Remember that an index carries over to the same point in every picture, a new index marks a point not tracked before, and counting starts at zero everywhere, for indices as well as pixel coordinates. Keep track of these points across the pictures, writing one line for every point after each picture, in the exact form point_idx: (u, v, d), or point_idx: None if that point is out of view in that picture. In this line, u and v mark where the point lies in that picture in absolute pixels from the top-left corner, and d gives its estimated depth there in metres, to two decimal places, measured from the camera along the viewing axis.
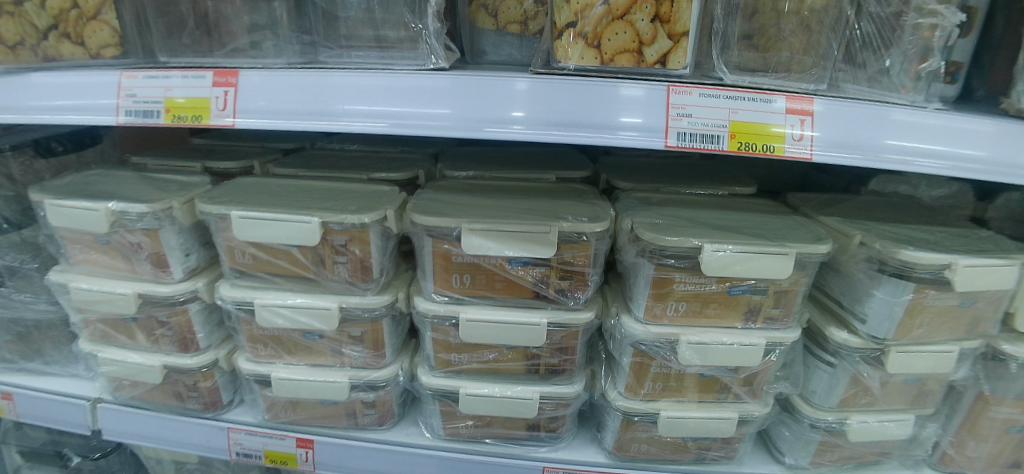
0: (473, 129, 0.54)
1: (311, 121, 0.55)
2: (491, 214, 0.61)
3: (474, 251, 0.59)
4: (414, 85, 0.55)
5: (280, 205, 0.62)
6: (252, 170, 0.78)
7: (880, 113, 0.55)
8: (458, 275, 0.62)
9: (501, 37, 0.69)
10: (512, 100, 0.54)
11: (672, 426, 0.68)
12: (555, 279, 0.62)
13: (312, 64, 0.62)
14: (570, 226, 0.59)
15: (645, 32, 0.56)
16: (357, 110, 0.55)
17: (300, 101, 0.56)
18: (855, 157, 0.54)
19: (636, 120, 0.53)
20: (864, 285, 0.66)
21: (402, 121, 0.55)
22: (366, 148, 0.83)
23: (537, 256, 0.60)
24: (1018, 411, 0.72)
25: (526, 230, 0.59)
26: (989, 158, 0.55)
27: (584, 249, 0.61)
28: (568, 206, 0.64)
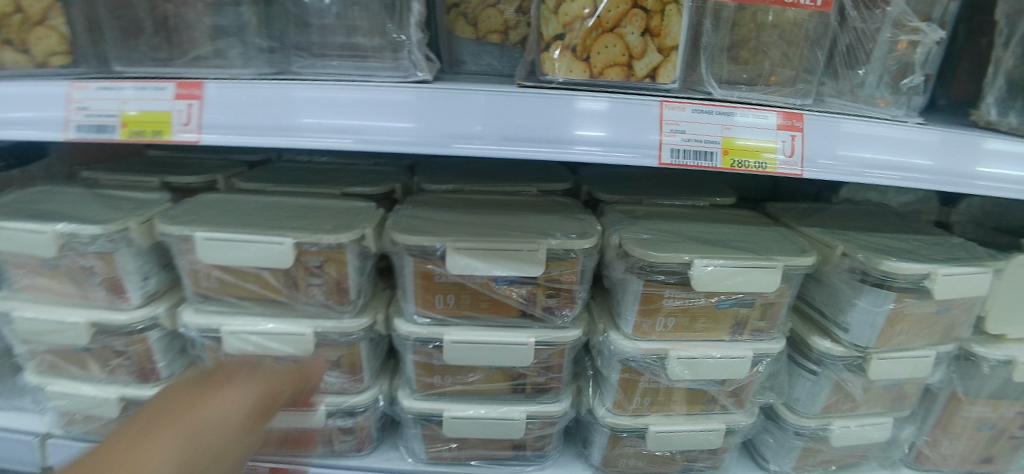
0: (438, 145, 0.52)
1: (274, 137, 0.52)
2: (475, 232, 0.58)
3: (462, 272, 0.56)
4: (380, 97, 0.52)
5: (251, 226, 0.58)
6: (215, 185, 0.73)
7: (862, 129, 0.56)
8: (442, 295, 0.59)
9: (481, 47, 0.67)
10: (473, 114, 0.52)
11: (661, 440, 0.67)
12: (543, 297, 0.60)
13: (283, 74, 0.58)
14: (559, 242, 0.57)
15: (635, 46, 0.55)
16: (322, 126, 0.51)
17: (265, 115, 0.52)
18: (820, 170, 0.55)
19: (598, 134, 0.52)
20: (846, 295, 0.66)
21: (364, 136, 0.51)
22: (335, 160, 0.79)
23: (524, 275, 0.57)
24: (990, 409, 0.75)
25: (514, 249, 0.56)
26: (938, 167, 0.57)
27: (573, 266, 0.59)
28: (554, 222, 0.62)
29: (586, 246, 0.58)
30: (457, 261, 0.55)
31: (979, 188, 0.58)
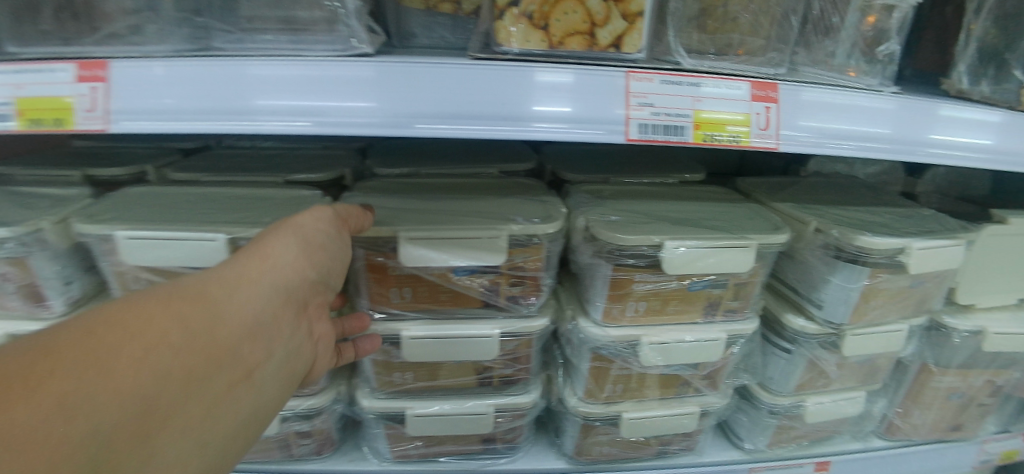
0: (402, 125, 0.46)
1: (228, 124, 0.45)
2: (431, 219, 0.54)
3: (415, 264, 0.52)
4: (338, 74, 0.46)
5: (179, 221, 0.53)
6: (144, 176, 0.66)
7: (843, 99, 0.53)
8: (398, 288, 0.55)
9: (432, 18, 0.63)
10: (426, 89, 0.46)
11: (634, 427, 0.65)
12: (507, 286, 0.56)
13: (206, 51, 0.51)
14: (520, 227, 0.53)
15: (597, 12, 0.50)
16: (278, 109, 0.45)
17: (208, 96, 0.46)
18: (810, 135, 0.52)
19: (565, 109, 0.47)
20: (819, 272, 0.64)
21: (322, 117, 0.46)
22: (280, 145, 0.74)
23: (485, 264, 0.53)
24: (958, 378, 0.76)
25: (472, 236, 0.52)
26: (908, 136, 0.55)
27: (537, 252, 0.55)
28: (516, 205, 0.58)
29: (551, 230, 0.54)
30: (410, 251, 0.51)
31: (933, 155, 0.57)
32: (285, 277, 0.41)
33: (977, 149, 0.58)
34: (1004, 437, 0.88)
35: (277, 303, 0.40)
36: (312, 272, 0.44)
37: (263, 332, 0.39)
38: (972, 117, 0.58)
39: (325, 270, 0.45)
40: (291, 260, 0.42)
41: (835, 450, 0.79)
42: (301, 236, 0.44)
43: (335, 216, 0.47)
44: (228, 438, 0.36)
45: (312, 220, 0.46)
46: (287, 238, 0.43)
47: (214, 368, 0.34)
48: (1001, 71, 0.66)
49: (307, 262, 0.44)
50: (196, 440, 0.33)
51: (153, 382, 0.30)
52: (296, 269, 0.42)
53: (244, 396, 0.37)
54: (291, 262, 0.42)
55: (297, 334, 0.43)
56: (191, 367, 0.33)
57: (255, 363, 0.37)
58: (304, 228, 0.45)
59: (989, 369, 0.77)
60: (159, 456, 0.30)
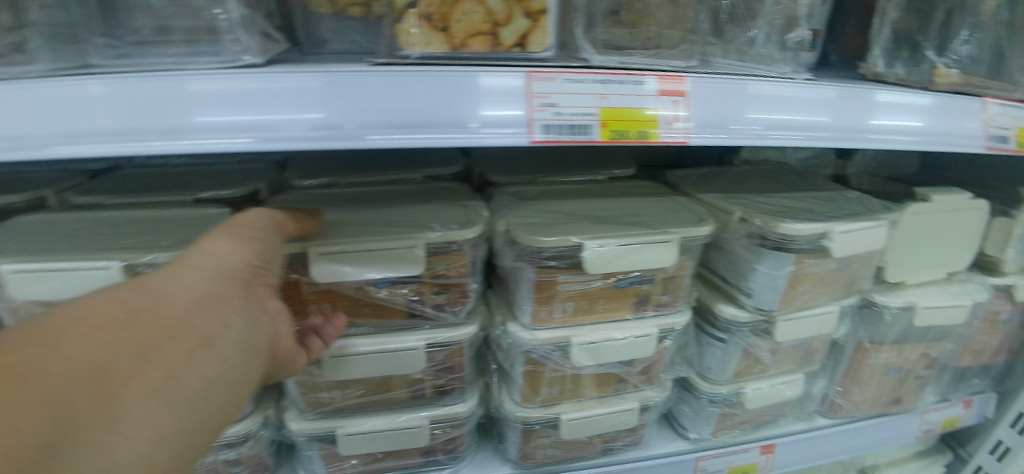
0: (350, 138, 0.43)
1: (162, 143, 0.40)
2: (344, 231, 0.51)
3: (331, 280, 0.50)
4: (284, 85, 0.41)
5: (73, 250, 0.50)
6: (45, 202, 0.63)
7: (748, 87, 0.52)
8: (316, 306, 0.53)
9: (342, 23, 0.60)
10: (312, 99, 0.42)
11: (574, 428, 0.65)
12: (431, 295, 0.55)
13: (84, 68, 0.47)
14: (437, 235, 0.51)
15: (498, 11, 0.48)
16: (217, 125, 0.40)
17: (141, 115, 0.40)
18: (726, 136, 0.52)
19: (513, 114, 0.46)
20: (746, 261, 0.64)
21: (268, 134, 0.41)
22: (195, 162, 0.73)
23: (403, 274, 0.52)
24: (893, 354, 0.78)
25: (387, 247, 0.50)
26: (835, 123, 0.56)
27: (459, 259, 0.54)
28: (435, 212, 0.57)
29: (471, 235, 0.53)
30: (323, 266, 0.49)
31: (876, 141, 0.58)
32: (226, 260, 0.40)
33: (913, 133, 0.59)
34: (944, 407, 0.90)
35: (225, 280, 0.39)
36: (259, 256, 0.42)
37: (214, 303, 0.37)
38: (908, 102, 0.59)
39: (272, 256, 0.44)
40: (230, 245, 0.41)
41: (779, 433, 0.80)
42: (237, 230, 0.43)
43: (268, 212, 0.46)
44: (200, 412, 0.33)
45: (249, 217, 0.44)
46: (224, 233, 0.42)
47: (165, 337, 0.32)
48: (914, 52, 0.66)
49: (251, 246, 0.42)
50: (161, 411, 0.30)
51: (97, 351, 0.29)
52: (239, 251, 0.41)
53: (208, 364, 0.34)
54: (231, 248, 0.41)
55: (254, 312, 0.40)
56: (143, 334, 0.31)
57: (211, 330, 0.35)
58: (241, 224, 0.44)
59: (923, 343, 0.79)
60: (124, 419, 0.28)
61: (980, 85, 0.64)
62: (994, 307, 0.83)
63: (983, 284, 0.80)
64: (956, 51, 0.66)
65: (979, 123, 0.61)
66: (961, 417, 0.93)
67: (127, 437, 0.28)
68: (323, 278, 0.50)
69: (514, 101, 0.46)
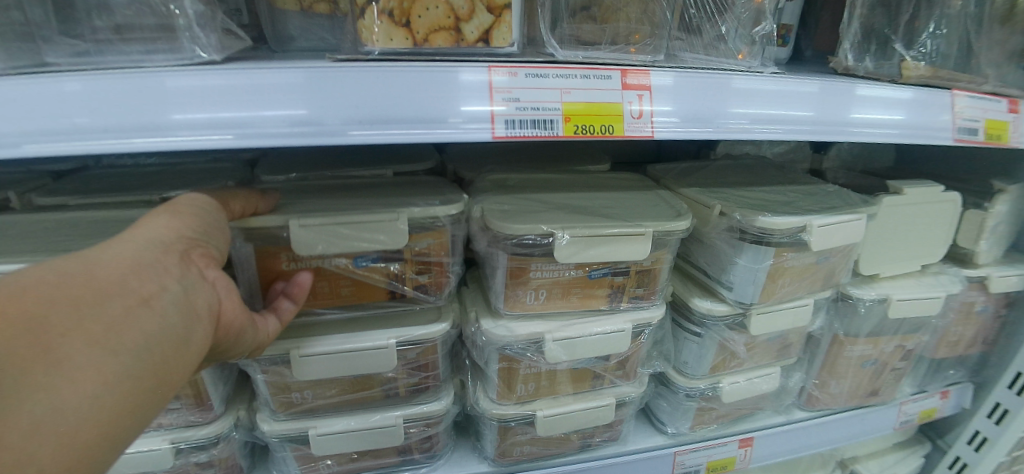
0: (333, 134, 0.43)
1: (130, 141, 0.39)
2: (323, 208, 0.51)
3: (309, 252, 0.49)
4: (264, 82, 0.41)
5: (32, 251, 0.49)
6: (8, 204, 0.62)
7: (719, 82, 0.52)
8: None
9: (309, 20, 0.60)
10: (277, 97, 0.41)
11: (550, 425, 0.64)
12: (412, 274, 0.54)
13: (39, 66, 0.47)
14: (418, 210, 0.51)
15: (460, 6, 0.47)
16: (196, 122, 0.40)
17: (121, 114, 0.39)
18: (706, 131, 0.52)
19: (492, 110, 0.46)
20: (728, 254, 0.64)
21: (248, 130, 0.41)
22: (164, 161, 0.72)
23: (385, 249, 0.51)
24: (869, 346, 0.78)
25: (368, 217, 0.50)
26: (816, 117, 0.56)
27: (441, 237, 0.53)
28: (415, 195, 0.56)
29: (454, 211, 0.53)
30: (303, 235, 0.49)
31: (855, 135, 0.58)
32: (167, 228, 0.37)
33: (894, 127, 0.60)
34: (920, 398, 0.91)
35: (170, 243, 0.36)
36: (204, 226, 0.40)
37: (156, 265, 0.34)
38: (888, 95, 0.59)
39: (218, 228, 0.41)
40: (171, 216, 0.38)
41: (757, 427, 0.81)
42: (179, 206, 0.40)
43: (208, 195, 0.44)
44: (143, 372, 0.31)
45: (190, 195, 0.42)
46: (165, 208, 0.40)
47: (100, 296, 0.30)
48: (883, 46, 0.67)
49: (193, 216, 0.40)
50: (100, 363, 0.28)
51: (28, 308, 0.27)
52: (182, 221, 0.38)
53: (151, 323, 0.31)
54: (173, 217, 0.38)
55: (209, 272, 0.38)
56: (77, 290, 0.29)
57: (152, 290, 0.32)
58: (182, 201, 0.41)
59: (898, 335, 0.80)
60: (57, 373, 0.26)
61: (949, 78, 0.64)
62: (968, 299, 0.83)
63: (956, 276, 0.80)
64: (922, 44, 0.66)
65: (948, 117, 0.62)
66: (938, 408, 0.94)
67: (63, 391, 0.26)
68: (301, 251, 0.49)
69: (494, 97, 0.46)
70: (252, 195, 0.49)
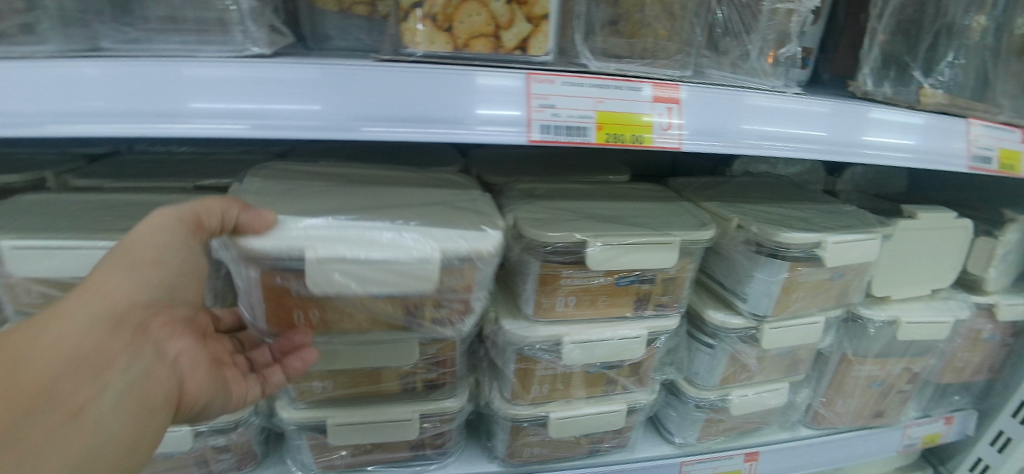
0: (347, 129, 0.44)
1: (157, 127, 0.41)
2: (344, 235, 0.45)
3: (324, 291, 0.44)
4: (282, 76, 0.43)
5: (72, 230, 0.50)
6: (43, 183, 0.64)
7: (735, 98, 0.54)
8: (302, 312, 0.48)
9: (347, 20, 0.61)
10: (299, 93, 0.43)
11: (562, 426, 0.65)
12: (431, 311, 0.49)
13: (95, 51, 0.48)
14: (450, 246, 0.46)
15: (501, 15, 0.49)
16: (213, 111, 0.41)
17: (140, 98, 0.41)
18: (718, 144, 0.53)
19: (511, 113, 0.47)
20: (744, 266, 0.66)
21: (266, 122, 0.43)
22: (195, 150, 0.73)
23: (406, 289, 0.46)
24: (877, 367, 0.79)
25: (394, 258, 0.44)
26: (828, 137, 0.57)
27: (470, 275, 0.48)
28: (447, 217, 0.51)
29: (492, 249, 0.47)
30: (320, 272, 0.43)
31: (867, 156, 0.59)
32: (110, 304, 0.38)
33: (906, 151, 0.61)
34: (925, 422, 0.91)
35: (110, 323, 0.37)
36: (153, 286, 0.41)
37: (93, 361, 0.35)
38: (902, 120, 0.61)
39: (168, 284, 0.42)
40: (115, 281, 0.39)
41: (763, 441, 0.81)
42: (124, 259, 0.40)
43: (171, 222, 0.42)
44: None
45: (143, 233, 0.41)
46: (108, 264, 0.39)
47: (28, 413, 0.31)
48: (902, 72, 0.68)
49: (143, 275, 0.40)
50: None
51: None
52: (128, 286, 0.39)
53: (79, 437, 0.33)
54: (120, 283, 0.39)
55: (150, 358, 0.39)
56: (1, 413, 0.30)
57: (85, 397, 0.34)
58: (138, 243, 0.41)
59: (905, 357, 0.81)
60: None
61: (964, 106, 0.67)
62: (975, 325, 0.84)
63: (965, 301, 0.81)
64: (941, 72, 0.68)
65: (962, 144, 0.63)
66: (942, 433, 0.94)
67: None
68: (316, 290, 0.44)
69: (513, 102, 0.48)
70: (223, 203, 0.43)
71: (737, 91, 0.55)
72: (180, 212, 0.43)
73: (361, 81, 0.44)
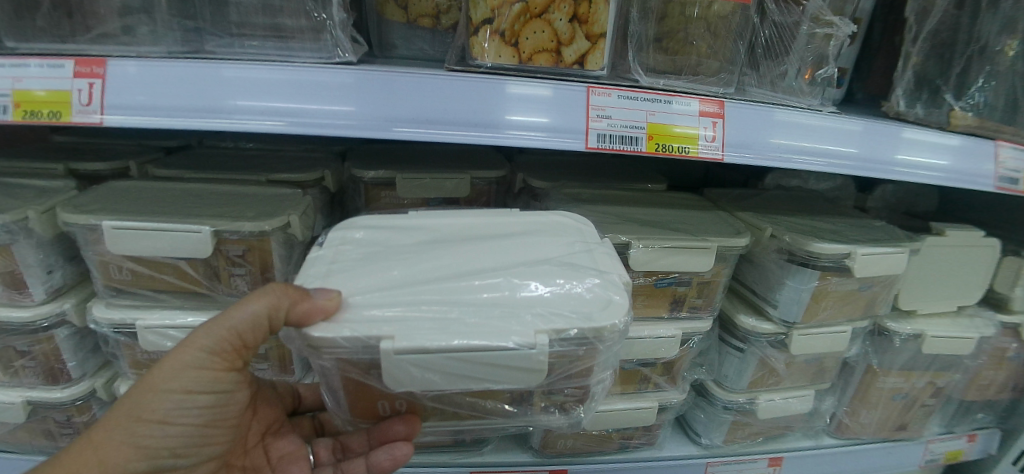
0: (381, 128, 0.50)
1: (207, 120, 0.49)
2: (432, 321, 0.39)
3: (406, 386, 0.39)
4: (316, 79, 0.50)
5: (165, 214, 0.55)
6: (127, 172, 0.70)
7: (763, 114, 0.58)
8: (387, 401, 0.45)
9: (412, 31, 0.66)
10: (336, 95, 0.50)
11: (597, 420, 0.69)
12: (542, 395, 0.47)
13: (197, 54, 0.55)
14: (563, 327, 0.39)
15: (563, 32, 0.54)
16: (252, 108, 0.49)
17: (182, 96, 0.49)
18: (748, 156, 0.57)
19: (541, 120, 0.52)
20: (776, 274, 0.69)
21: (300, 118, 0.49)
22: (262, 146, 0.80)
23: (515, 384, 0.40)
24: (901, 380, 0.81)
25: (494, 355, 0.38)
26: (859, 154, 0.60)
27: (589, 359, 0.43)
28: (558, 285, 0.43)
29: (619, 326, 0.41)
30: (399, 370, 0.38)
31: (895, 173, 0.62)
32: (140, 444, 0.44)
33: (936, 170, 0.64)
34: (948, 439, 0.92)
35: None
36: (155, 447, 0.45)
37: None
38: (934, 141, 0.64)
39: (177, 436, 0.46)
40: (116, 447, 0.43)
41: (787, 447, 0.84)
42: (135, 417, 0.44)
43: (199, 357, 0.44)
44: None
45: (163, 376, 0.44)
46: (116, 421, 0.43)
47: None
48: (934, 94, 0.70)
49: (151, 431, 0.45)
50: None
51: None
52: (126, 458, 0.44)
53: None
54: (119, 450, 0.43)
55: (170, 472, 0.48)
56: None
57: None
58: (160, 382, 0.44)
59: (929, 371, 0.82)
60: None
61: (993, 129, 0.68)
62: (1000, 343, 0.85)
63: (990, 320, 0.82)
64: (971, 96, 0.68)
65: (992, 166, 0.66)
66: (964, 450, 0.95)
67: None
68: (394, 381, 0.39)
69: (542, 108, 0.53)
70: (295, 295, 0.39)
71: (768, 106, 0.59)
72: (209, 341, 0.44)
73: (396, 86, 0.50)
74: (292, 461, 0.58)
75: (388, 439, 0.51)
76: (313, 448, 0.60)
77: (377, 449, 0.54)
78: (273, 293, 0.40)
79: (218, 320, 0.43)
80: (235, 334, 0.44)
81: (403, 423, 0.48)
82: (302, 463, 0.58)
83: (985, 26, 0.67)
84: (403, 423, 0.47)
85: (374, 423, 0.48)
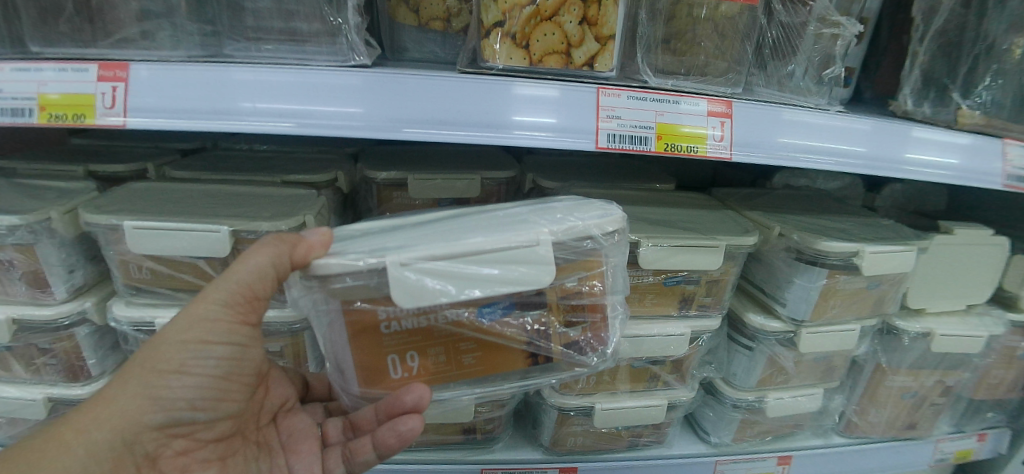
0: (391, 130, 0.51)
1: (222, 123, 0.50)
2: (438, 239, 0.44)
3: (419, 304, 0.42)
4: (326, 82, 0.51)
5: (183, 214, 0.57)
6: (145, 173, 0.72)
7: (772, 115, 0.58)
8: (399, 354, 0.46)
9: (423, 35, 0.67)
10: (349, 97, 0.51)
11: (606, 417, 0.69)
12: (560, 328, 0.49)
13: (216, 58, 0.57)
14: (559, 226, 0.45)
15: (573, 34, 0.54)
16: (267, 111, 0.50)
17: (200, 99, 0.50)
18: (757, 155, 0.57)
19: (549, 120, 0.53)
20: (785, 273, 0.69)
21: (315, 121, 0.50)
22: (276, 149, 0.81)
23: (522, 291, 0.45)
24: (910, 378, 0.81)
25: (499, 253, 0.43)
26: (868, 153, 0.61)
27: (594, 266, 0.48)
28: (545, 209, 0.49)
29: (609, 228, 0.47)
30: (412, 281, 0.42)
31: (908, 172, 0.62)
32: (155, 397, 0.45)
33: (947, 168, 0.64)
34: (957, 438, 0.92)
35: (117, 446, 0.44)
36: (171, 398, 0.46)
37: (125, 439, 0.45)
38: (945, 140, 0.64)
39: (193, 388, 0.47)
40: (131, 397, 0.45)
41: (796, 446, 0.85)
42: (150, 369, 0.45)
43: (212, 310, 0.45)
44: None
45: (178, 327, 0.45)
46: (132, 373, 0.45)
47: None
48: (941, 93, 0.70)
49: (167, 383, 0.45)
50: None
51: None
52: (140, 408, 0.45)
53: None
54: (135, 400, 0.45)
55: (184, 429, 0.48)
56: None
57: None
58: (174, 334, 0.45)
59: (938, 370, 0.82)
60: None
61: (1001, 128, 0.68)
62: (1010, 342, 0.85)
63: (999, 318, 0.82)
64: (978, 95, 0.68)
65: (1001, 163, 0.66)
66: (974, 449, 0.95)
67: None
68: (407, 296, 0.42)
69: (550, 108, 0.54)
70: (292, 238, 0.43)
71: (775, 106, 0.59)
72: (221, 296, 0.45)
73: (399, 86, 0.51)
74: (302, 441, 0.59)
75: (395, 414, 0.51)
76: (324, 428, 0.61)
77: (383, 425, 0.54)
78: (272, 244, 0.44)
79: (228, 274, 0.45)
80: (245, 287, 0.45)
81: (410, 390, 0.47)
82: (312, 442, 0.59)
83: (992, 24, 0.67)
84: (411, 392, 0.47)
85: (386, 394, 0.48)
